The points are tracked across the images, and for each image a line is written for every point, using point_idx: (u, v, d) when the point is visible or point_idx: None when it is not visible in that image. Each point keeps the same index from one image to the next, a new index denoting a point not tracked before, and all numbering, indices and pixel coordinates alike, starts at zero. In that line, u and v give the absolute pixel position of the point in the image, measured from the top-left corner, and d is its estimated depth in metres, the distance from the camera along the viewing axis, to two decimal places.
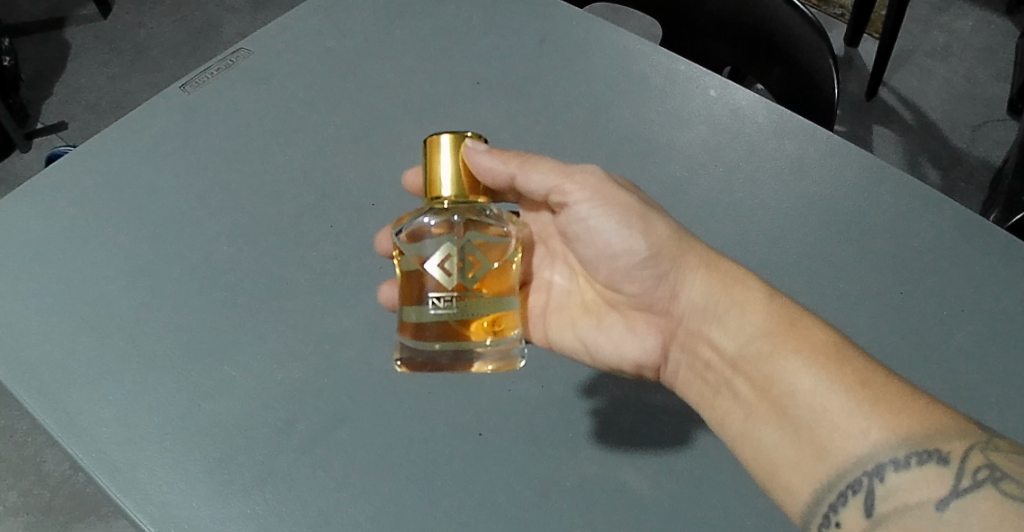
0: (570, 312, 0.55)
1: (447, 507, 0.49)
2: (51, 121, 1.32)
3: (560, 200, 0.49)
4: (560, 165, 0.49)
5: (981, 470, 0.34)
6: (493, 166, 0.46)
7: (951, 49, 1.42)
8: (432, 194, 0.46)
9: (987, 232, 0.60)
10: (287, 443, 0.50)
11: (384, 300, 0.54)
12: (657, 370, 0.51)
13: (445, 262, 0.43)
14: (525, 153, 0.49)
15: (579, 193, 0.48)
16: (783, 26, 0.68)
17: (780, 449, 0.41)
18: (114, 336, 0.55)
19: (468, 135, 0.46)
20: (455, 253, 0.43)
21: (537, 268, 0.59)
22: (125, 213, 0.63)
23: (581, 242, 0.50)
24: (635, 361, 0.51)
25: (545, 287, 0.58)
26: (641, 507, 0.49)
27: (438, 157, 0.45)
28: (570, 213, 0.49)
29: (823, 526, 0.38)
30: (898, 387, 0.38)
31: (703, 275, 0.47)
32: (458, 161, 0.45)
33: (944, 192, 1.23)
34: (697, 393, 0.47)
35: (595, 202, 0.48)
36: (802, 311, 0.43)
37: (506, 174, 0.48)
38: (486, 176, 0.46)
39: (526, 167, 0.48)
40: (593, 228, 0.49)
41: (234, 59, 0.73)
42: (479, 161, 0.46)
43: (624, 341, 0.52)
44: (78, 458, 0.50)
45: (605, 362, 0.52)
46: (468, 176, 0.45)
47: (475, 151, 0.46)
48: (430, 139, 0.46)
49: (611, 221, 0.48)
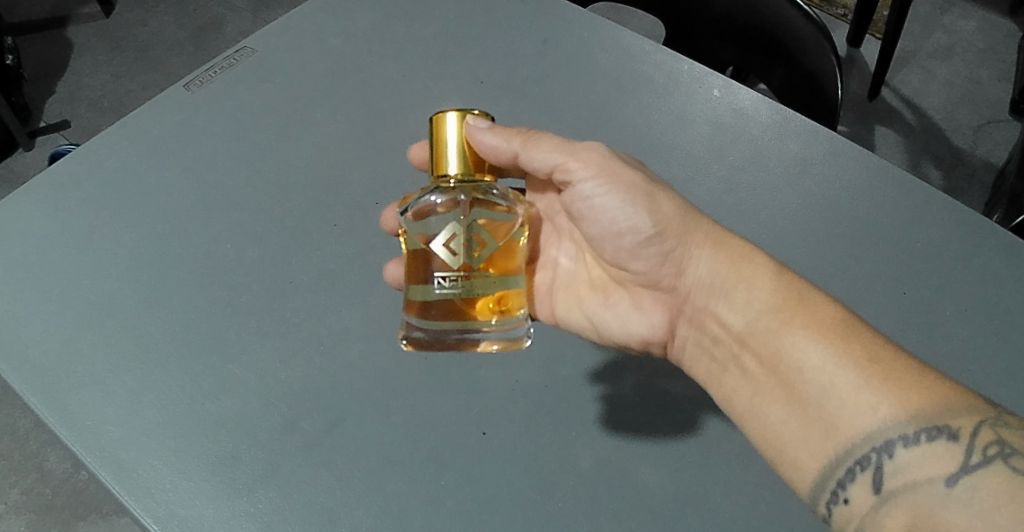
0: (576, 289, 0.55)
1: (449, 507, 0.48)
2: (53, 120, 1.32)
3: (565, 178, 0.49)
4: (562, 142, 0.49)
5: (991, 446, 0.34)
6: (496, 144, 0.46)
7: (953, 49, 1.42)
8: (438, 172, 0.46)
9: (990, 233, 0.60)
10: (290, 442, 0.50)
11: (390, 278, 0.55)
12: (665, 346, 0.52)
13: (450, 242, 0.44)
14: (530, 131, 0.49)
15: (583, 171, 0.48)
16: (785, 27, 0.68)
17: (789, 425, 0.42)
18: (117, 335, 0.55)
19: (472, 112, 0.46)
20: (460, 233, 0.44)
21: (542, 245, 0.58)
22: (129, 211, 0.63)
23: (586, 221, 0.51)
24: (641, 338, 0.52)
25: (552, 264, 0.58)
26: (645, 507, 0.49)
27: (442, 135, 0.45)
28: (575, 191, 0.49)
29: (830, 503, 0.39)
30: (908, 361, 0.38)
31: (710, 251, 0.47)
32: (462, 140, 0.45)
33: (945, 192, 1.23)
34: (705, 369, 0.48)
35: (600, 180, 0.48)
36: (809, 286, 0.44)
37: (510, 151, 0.47)
38: (491, 154, 0.46)
39: (529, 144, 0.49)
40: (598, 206, 0.49)
41: (237, 58, 0.73)
42: (481, 139, 0.45)
43: (631, 318, 0.52)
44: (81, 456, 0.50)
45: (612, 339, 0.53)
46: (473, 155, 0.46)
47: (477, 129, 0.45)
48: (435, 116, 0.46)
49: (616, 199, 0.48)
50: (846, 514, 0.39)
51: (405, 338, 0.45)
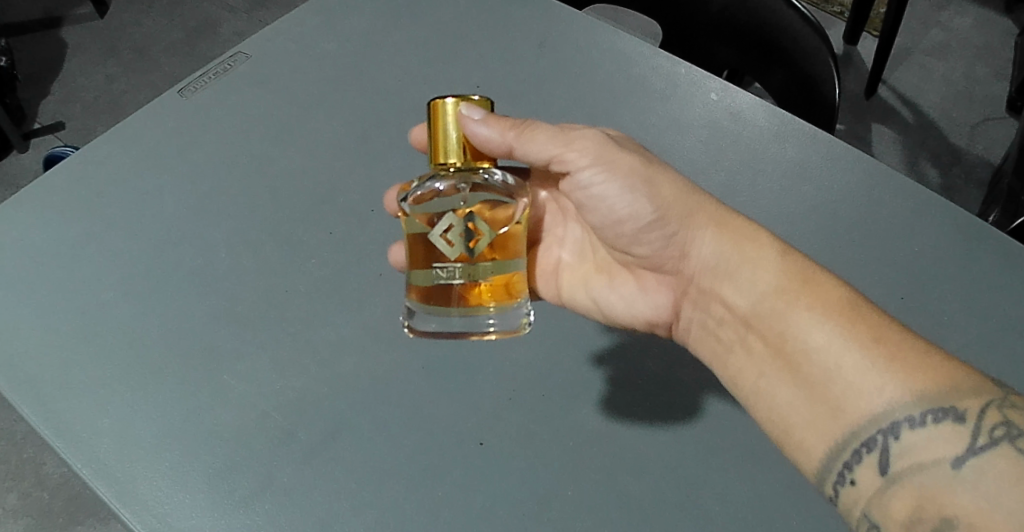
0: (582, 271, 0.56)
1: (446, 517, 0.48)
2: (49, 121, 1.31)
3: (562, 169, 0.48)
4: (557, 132, 0.48)
5: (998, 428, 0.34)
6: (491, 136, 0.44)
7: (950, 47, 1.42)
8: (437, 159, 0.45)
9: (990, 236, 0.60)
10: (286, 453, 0.50)
11: (394, 261, 0.55)
12: (670, 327, 0.52)
13: (448, 233, 0.43)
14: (521, 122, 0.47)
15: (580, 160, 0.47)
16: (783, 27, 0.68)
17: (794, 403, 0.42)
18: (114, 345, 0.55)
19: (468, 99, 0.44)
20: (457, 224, 0.43)
21: (548, 227, 0.59)
22: (124, 219, 0.62)
23: (588, 209, 0.50)
24: (646, 320, 0.52)
25: (558, 246, 0.59)
26: (646, 517, 0.48)
27: (439, 123, 0.44)
28: (574, 180, 0.49)
29: (837, 485, 0.39)
30: (915, 342, 0.38)
31: (713, 233, 0.47)
32: (458, 130, 0.44)
33: (943, 191, 1.23)
34: (709, 349, 0.48)
35: (598, 167, 0.47)
36: (814, 266, 0.43)
37: (504, 146, 0.45)
38: (485, 146, 0.45)
39: (523, 138, 0.46)
40: (597, 195, 0.48)
41: (232, 63, 0.72)
42: (475, 131, 0.44)
43: (636, 300, 0.53)
44: (78, 469, 0.49)
45: (617, 321, 0.54)
46: (468, 145, 0.44)
47: (471, 120, 0.44)
48: (433, 102, 0.44)
49: (616, 186, 0.47)
50: (854, 496, 0.38)
51: (409, 324, 0.46)
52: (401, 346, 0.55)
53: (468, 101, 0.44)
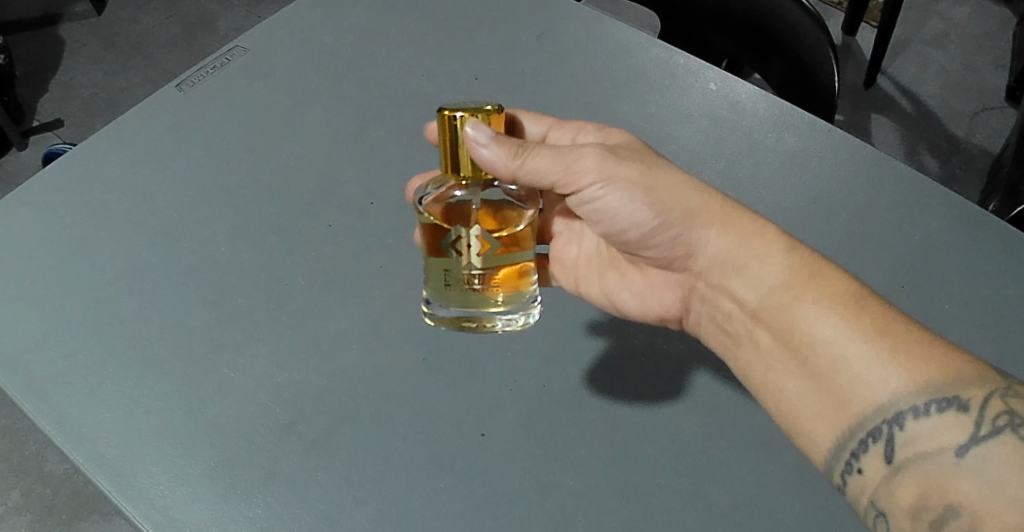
0: (595, 266, 0.56)
1: (447, 508, 0.48)
2: (47, 118, 1.31)
3: (566, 189, 0.47)
4: (557, 153, 0.45)
5: (1000, 417, 0.34)
6: (495, 159, 0.42)
7: (949, 36, 1.42)
8: (449, 170, 0.44)
9: (989, 224, 0.60)
10: (287, 445, 0.50)
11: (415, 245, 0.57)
12: (681, 320, 0.52)
13: (456, 243, 0.43)
14: (523, 146, 0.44)
15: (582, 177, 0.46)
16: (782, 18, 0.68)
17: (803, 396, 0.42)
18: (114, 340, 0.55)
19: (477, 116, 0.42)
20: (466, 235, 0.43)
21: (563, 222, 0.60)
22: (122, 215, 0.62)
23: (592, 220, 0.49)
24: (658, 314, 0.53)
25: (576, 238, 0.59)
26: (648, 508, 0.47)
27: (448, 138, 0.43)
28: (576, 197, 0.47)
29: (844, 473, 0.40)
30: (920, 337, 0.38)
31: (718, 230, 0.46)
32: (465, 151, 0.42)
33: (943, 181, 1.23)
34: (720, 342, 0.48)
35: (601, 182, 0.46)
36: (823, 262, 0.43)
37: (508, 173, 0.43)
38: (490, 169, 0.43)
39: (525, 166, 0.44)
40: (601, 208, 0.47)
41: (230, 58, 0.72)
42: (479, 155, 0.42)
43: (647, 294, 0.53)
44: (78, 462, 0.49)
45: (629, 315, 0.54)
46: (473, 162, 0.43)
47: (478, 143, 0.42)
48: (442, 116, 0.42)
49: (619, 196, 0.46)
50: (861, 484, 0.39)
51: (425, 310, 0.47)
52: (402, 339, 0.55)
53: (478, 116, 0.42)
